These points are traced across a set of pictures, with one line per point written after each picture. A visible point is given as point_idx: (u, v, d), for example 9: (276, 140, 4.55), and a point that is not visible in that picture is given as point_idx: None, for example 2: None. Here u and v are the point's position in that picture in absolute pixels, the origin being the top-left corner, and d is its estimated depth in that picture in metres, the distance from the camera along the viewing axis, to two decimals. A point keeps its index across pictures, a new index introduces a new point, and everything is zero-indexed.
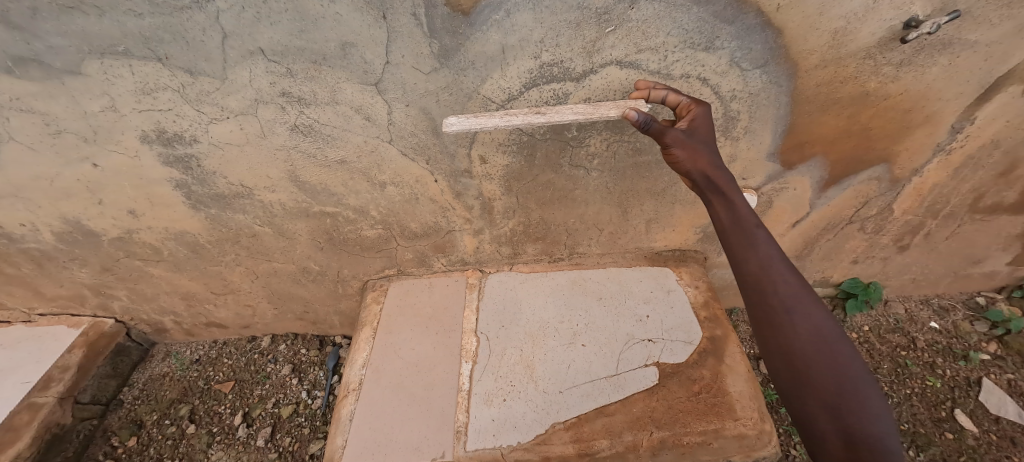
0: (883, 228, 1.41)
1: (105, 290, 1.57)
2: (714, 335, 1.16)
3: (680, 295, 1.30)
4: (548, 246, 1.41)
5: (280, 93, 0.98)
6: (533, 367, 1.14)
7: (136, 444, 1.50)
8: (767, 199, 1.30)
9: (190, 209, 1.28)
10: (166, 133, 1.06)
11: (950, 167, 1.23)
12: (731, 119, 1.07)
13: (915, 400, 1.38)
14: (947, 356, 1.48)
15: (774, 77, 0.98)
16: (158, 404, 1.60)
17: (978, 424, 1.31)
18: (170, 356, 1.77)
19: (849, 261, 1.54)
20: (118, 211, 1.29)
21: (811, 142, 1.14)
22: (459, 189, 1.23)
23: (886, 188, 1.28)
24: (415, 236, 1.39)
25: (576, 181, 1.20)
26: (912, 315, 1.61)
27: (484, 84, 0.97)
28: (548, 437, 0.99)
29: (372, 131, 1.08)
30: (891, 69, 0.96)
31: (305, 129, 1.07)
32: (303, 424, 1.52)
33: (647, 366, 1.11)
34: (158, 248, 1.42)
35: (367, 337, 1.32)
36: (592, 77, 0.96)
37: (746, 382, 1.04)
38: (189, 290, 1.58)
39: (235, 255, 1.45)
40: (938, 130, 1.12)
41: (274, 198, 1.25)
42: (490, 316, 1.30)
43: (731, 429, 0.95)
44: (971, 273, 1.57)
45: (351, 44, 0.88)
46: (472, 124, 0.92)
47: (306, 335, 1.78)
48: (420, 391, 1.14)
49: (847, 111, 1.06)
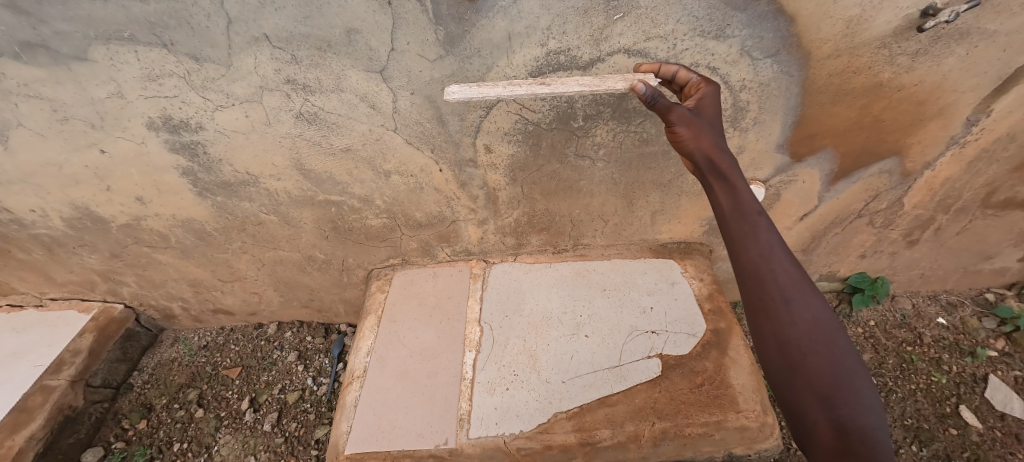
0: (892, 222, 1.38)
1: (114, 276, 1.59)
2: (718, 328, 1.15)
3: (684, 287, 1.29)
4: (553, 237, 1.41)
5: (285, 80, 0.98)
6: (536, 357, 1.14)
7: (145, 427, 1.52)
8: (775, 191, 1.28)
9: (197, 196, 1.29)
10: (172, 119, 1.07)
11: (963, 161, 1.21)
12: (740, 109, 1.05)
13: (919, 395, 1.34)
14: (953, 352, 1.45)
15: (785, 67, 0.96)
16: (166, 388, 1.63)
17: (982, 421, 1.27)
18: (179, 341, 1.79)
19: (857, 256, 1.51)
20: (127, 198, 1.30)
21: (822, 133, 1.12)
22: (463, 178, 1.23)
23: (897, 182, 1.26)
24: (419, 226, 1.39)
25: (581, 172, 1.20)
26: (919, 311, 1.58)
27: (489, 72, 0.96)
28: (551, 426, 0.99)
29: (377, 119, 1.08)
30: (906, 59, 0.95)
31: (311, 117, 1.07)
32: (308, 410, 1.53)
33: (650, 357, 1.10)
34: (165, 235, 1.43)
35: (371, 325, 1.32)
36: (600, 65, 0.95)
37: (749, 374, 1.04)
38: (197, 277, 1.60)
39: (241, 243, 1.46)
40: (951, 122, 1.10)
41: (280, 186, 1.26)
42: (494, 306, 1.30)
43: (733, 421, 0.95)
44: (981, 269, 1.55)
45: (356, 30, 0.88)
46: (473, 94, 0.88)
47: (312, 323, 1.80)
48: (423, 379, 1.14)
49: (858, 101, 1.04)
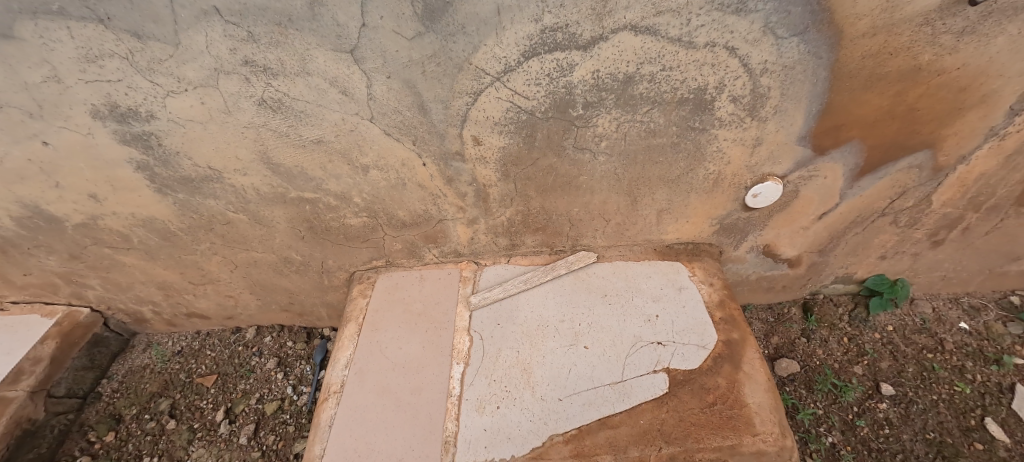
0: (918, 221, 1.28)
1: (76, 279, 1.47)
2: (730, 340, 1.05)
3: (692, 293, 1.18)
4: (549, 237, 1.29)
5: (242, 61, 0.85)
6: (530, 371, 1.04)
7: (114, 440, 1.43)
8: (793, 188, 1.17)
9: (156, 193, 1.17)
10: (119, 108, 0.94)
11: (1001, 155, 1.09)
12: (760, 97, 0.93)
13: (942, 406, 1.25)
14: (977, 360, 1.35)
15: (814, 48, 0.84)
16: (137, 397, 1.53)
17: (1010, 435, 1.17)
18: (151, 347, 1.69)
19: (876, 257, 1.41)
20: (79, 195, 1.18)
21: (849, 125, 1.00)
22: (450, 174, 1.11)
23: (927, 178, 1.15)
24: (403, 226, 1.27)
25: (580, 167, 1.08)
26: (939, 315, 1.48)
27: (476, 53, 0.84)
28: (546, 450, 0.89)
29: (351, 107, 0.95)
30: (951, 38, 0.83)
31: (275, 104, 0.94)
32: (287, 421, 1.44)
33: (655, 372, 1.00)
34: (127, 235, 1.31)
35: (352, 334, 1.22)
36: (602, 45, 0.82)
37: (766, 393, 0.94)
38: (165, 279, 1.48)
39: (210, 244, 1.34)
40: (994, 112, 0.99)
41: (247, 182, 1.13)
42: (485, 313, 1.20)
43: (749, 445, 0.85)
44: (1007, 271, 1.45)
45: (319, 2, 0.75)
46: None
47: (293, 327, 1.69)
48: (406, 396, 1.04)
49: (893, 88, 0.92)
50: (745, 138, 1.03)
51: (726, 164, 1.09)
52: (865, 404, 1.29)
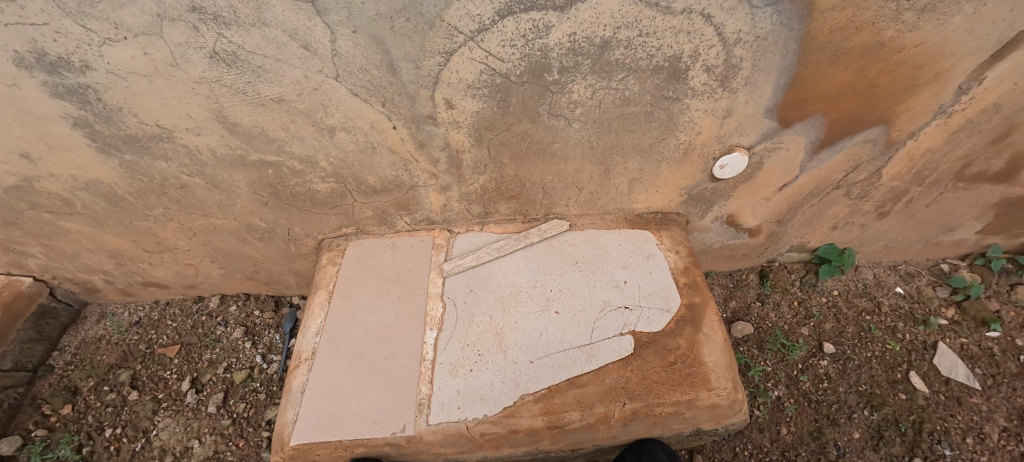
0: (868, 194, 1.36)
1: (14, 247, 1.36)
2: (692, 303, 1.11)
3: (659, 260, 1.23)
4: (522, 206, 1.30)
5: (189, 7, 0.77)
6: (502, 335, 1.07)
7: (71, 412, 1.38)
8: (758, 160, 1.21)
9: (99, 153, 1.07)
10: (47, 56, 0.83)
11: (947, 132, 1.16)
12: (732, 67, 0.94)
13: (874, 362, 1.39)
14: (907, 321, 1.50)
15: (786, 19, 0.84)
16: (94, 369, 1.48)
17: (929, 385, 1.32)
18: (105, 318, 1.61)
19: (829, 227, 1.50)
20: (8, 155, 1.07)
21: (813, 99, 1.03)
22: (422, 138, 1.08)
23: (879, 152, 1.21)
24: (374, 192, 1.24)
25: (555, 133, 1.07)
26: (879, 281, 1.62)
27: (449, 9, 0.79)
28: (517, 409, 0.94)
29: (314, 63, 0.89)
30: (913, 15, 0.85)
31: (229, 58, 0.87)
32: (258, 390, 1.43)
33: (622, 334, 1.05)
34: (68, 199, 1.21)
35: (322, 302, 1.20)
36: (579, 6, 0.80)
37: (722, 352, 1.01)
38: (117, 248, 1.40)
39: (165, 209, 1.26)
40: (944, 90, 1.04)
41: (201, 143, 1.06)
42: (459, 280, 1.20)
43: (704, 399, 0.93)
44: (941, 241, 1.58)
45: None
46: None
47: (260, 296, 1.65)
48: (379, 361, 1.05)
49: (856, 63, 0.95)
50: (715, 109, 1.04)
51: (696, 134, 1.11)
52: (809, 361, 1.41)
